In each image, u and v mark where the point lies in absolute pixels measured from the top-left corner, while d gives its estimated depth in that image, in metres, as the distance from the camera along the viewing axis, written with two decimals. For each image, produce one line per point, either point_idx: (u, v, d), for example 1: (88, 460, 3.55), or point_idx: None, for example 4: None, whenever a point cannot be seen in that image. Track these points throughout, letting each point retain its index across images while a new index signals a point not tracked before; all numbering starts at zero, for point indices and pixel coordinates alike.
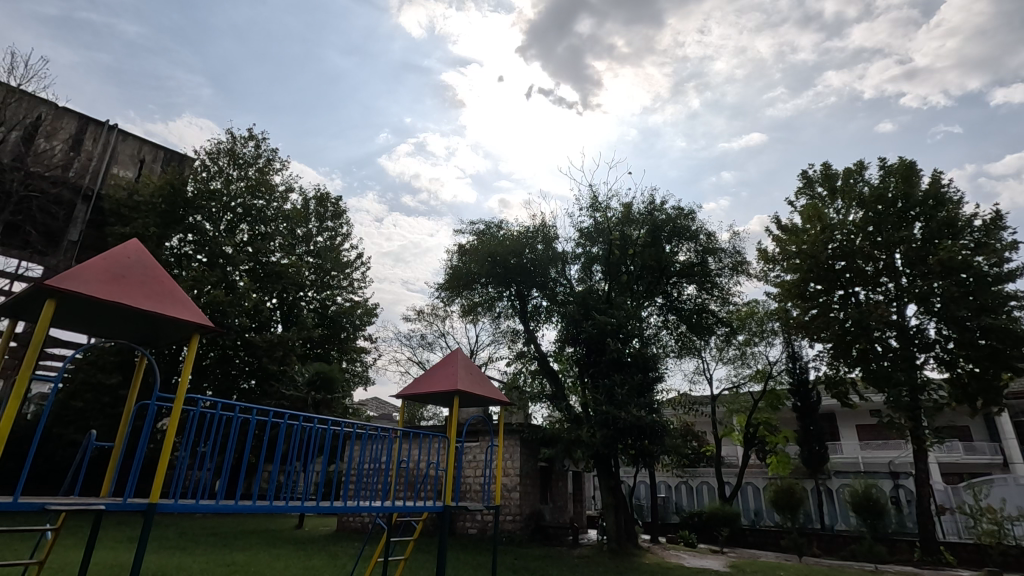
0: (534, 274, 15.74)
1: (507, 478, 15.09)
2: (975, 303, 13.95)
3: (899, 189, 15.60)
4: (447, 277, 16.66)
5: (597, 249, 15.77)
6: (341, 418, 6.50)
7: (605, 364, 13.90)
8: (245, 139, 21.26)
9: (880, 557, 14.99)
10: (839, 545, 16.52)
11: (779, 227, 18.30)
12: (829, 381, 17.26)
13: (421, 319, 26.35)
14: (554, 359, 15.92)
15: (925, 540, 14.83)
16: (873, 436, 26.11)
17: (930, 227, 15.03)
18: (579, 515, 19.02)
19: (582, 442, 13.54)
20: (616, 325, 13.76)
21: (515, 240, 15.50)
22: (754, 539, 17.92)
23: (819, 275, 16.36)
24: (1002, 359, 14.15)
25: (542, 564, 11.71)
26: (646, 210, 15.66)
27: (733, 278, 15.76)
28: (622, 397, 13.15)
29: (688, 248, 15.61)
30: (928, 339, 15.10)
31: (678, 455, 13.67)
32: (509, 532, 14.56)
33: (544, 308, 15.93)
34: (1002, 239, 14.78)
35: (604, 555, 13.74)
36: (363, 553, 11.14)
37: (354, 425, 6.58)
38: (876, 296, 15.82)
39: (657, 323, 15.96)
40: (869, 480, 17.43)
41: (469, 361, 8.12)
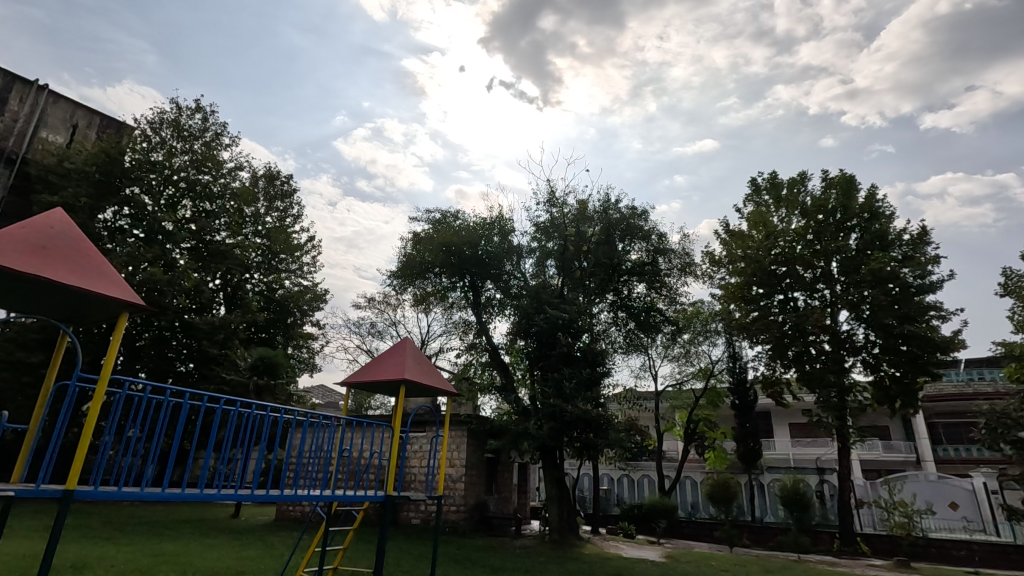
0: (488, 266, 15.71)
1: (453, 469, 15.12)
2: (901, 311, 15.01)
3: (838, 201, 16.43)
4: (400, 265, 16.43)
5: (552, 244, 15.93)
6: (284, 405, 6.25)
7: (554, 358, 14.02)
8: (191, 110, 20.29)
9: (804, 547, 15.87)
10: (768, 537, 17.39)
11: (726, 231, 19.00)
12: (766, 381, 18.08)
13: (372, 307, 25.85)
14: (505, 351, 15.97)
15: (845, 532, 15.83)
16: (804, 434, 27.59)
17: (865, 238, 15.97)
18: (523, 506, 19.25)
19: (529, 435, 13.74)
20: (568, 320, 13.98)
21: (470, 231, 15.45)
22: (691, 530, 18.71)
23: (762, 279, 17.07)
24: (921, 364, 15.23)
25: (486, 554, 11.78)
26: (600, 208, 15.95)
27: (681, 278, 16.28)
28: (569, 391, 13.36)
29: (640, 247, 15.93)
30: (857, 343, 16.01)
31: (622, 449, 13.94)
32: (453, 522, 14.61)
33: (498, 300, 15.93)
34: (927, 253, 15.90)
35: (546, 545, 13.96)
36: (301, 542, 10.92)
37: (297, 412, 6.34)
38: (813, 301, 16.64)
39: (607, 319, 16.31)
40: (798, 476, 18.43)
41: (419, 350, 8.03)
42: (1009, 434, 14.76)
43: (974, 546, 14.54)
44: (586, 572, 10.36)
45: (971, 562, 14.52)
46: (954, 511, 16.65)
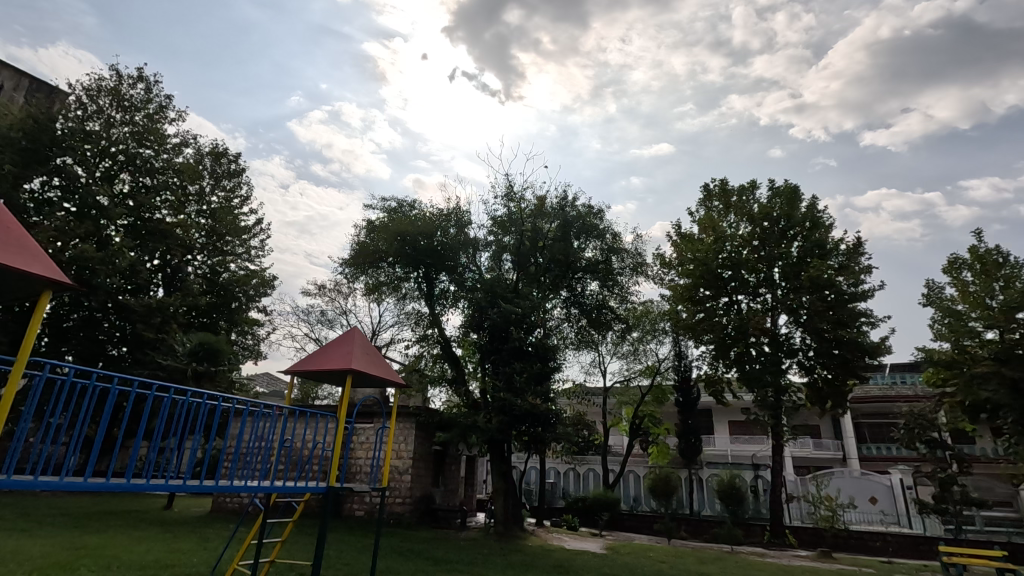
0: (443, 258, 15.57)
1: (399, 461, 14.98)
2: (834, 317, 15.86)
3: (783, 210, 17.16)
4: (353, 253, 16.08)
5: (509, 239, 15.98)
6: (225, 393, 6.00)
7: (505, 352, 14.08)
8: (133, 79, 19.15)
9: (737, 539, 16.61)
10: (703, 529, 18.10)
11: (678, 234, 19.53)
12: (708, 379, 18.77)
13: (322, 294, 25.21)
14: (457, 343, 15.91)
15: (774, 524, 16.64)
16: (742, 431, 28.82)
17: (806, 245, 16.79)
18: (469, 498, 19.29)
19: (477, 428, 13.79)
20: (521, 314, 14.01)
21: (426, 221, 15.29)
22: (631, 523, 19.22)
23: (709, 281, 17.68)
24: (850, 368, 16.17)
25: (430, 546, 11.74)
26: (558, 205, 16.10)
27: (632, 277, 16.66)
28: (520, 385, 13.44)
29: (594, 245, 16.15)
30: (793, 346, 16.81)
31: (569, 443, 14.14)
32: (397, 514, 14.50)
33: (452, 292, 15.84)
34: (860, 263, 16.86)
35: (490, 537, 14.04)
36: (236, 535, 10.58)
37: (239, 400, 6.08)
38: (755, 305, 17.35)
39: (560, 315, 16.49)
40: (735, 471, 19.28)
41: (367, 340, 7.89)
42: (924, 434, 15.90)
43: (889, 538, 15.64)
44: (528, 563, 10.50)
45: (885, 552, 15.68)
46: (873, 505, 17.85)
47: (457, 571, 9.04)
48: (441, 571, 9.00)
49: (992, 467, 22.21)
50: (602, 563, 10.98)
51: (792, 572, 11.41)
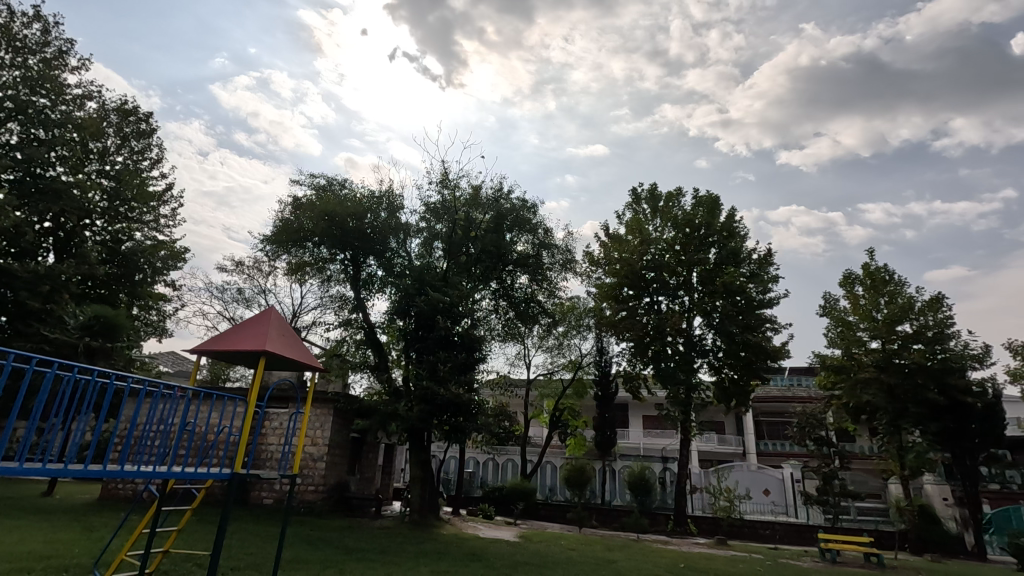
0: (372, 242, 15.15)
1: (314, 447, 14.52)
2: (742, 321, 17.03)
3: (704, 218, 18.13)
4: (275, 229, 15.29)
5: (441, 227, 15.82)
6: (126, 371, 5.48)
7: (430, 341, 13.92)
8: (28, 18, 17.12)
9: (643, 527, 17.48)
10: (613, 518, 18.89)
11: (607, 234, 20.11)
12: (626, 375, 19.56)
13: (240, 271, 23.81)
14: (382, 330, 15.59)
15: (678, 514, 17.45)
16: (654, 426, 30.28)
17: (723, 253, 17.84)
18: (385, 487, 19.00)
19: (398, 416, 13.61)
20: (449, 304, 13.91)
21: (356, 203, 14.79)
22: (545, 512, 19.74)
23: (633, 281, 18.42)
24: (753, 369, 17.42)
25: (342, 535, 11.45)
26: (492, 197, 16.11)
27: (561, 273, 17.02)
28: (443, 374, 13.36)
29: (526, 239, 16.31)
30: (705, 347, 17.80)
31: (489, 434, 14.26)
32: (308, 503, 14.05)
33: (379, 278, 15.46)
34: (769, 273, 18.13)
35: (405, 526, 13.94)
36: (126, 524, 9.85)
37: (144, 379, 5.57)
38: (674, 306, 18.20)
39: (488, 307, 16.56)
40: (645, 464, 20.21)
41: (284, 321, 7.55)
42: (814, 432, 17.36)
43: (777, 526, 17.09)
44: (441, 551, 10.51)
45: (773, 539, 17.14)
46: (765, 496, 19.50)
47: (366, 560, 8.88)
48: (351, 560, 8.84)
49: (867, 462, 24.69)
50: (514, 551, 11.19)
51: (690, 558, 12.15)
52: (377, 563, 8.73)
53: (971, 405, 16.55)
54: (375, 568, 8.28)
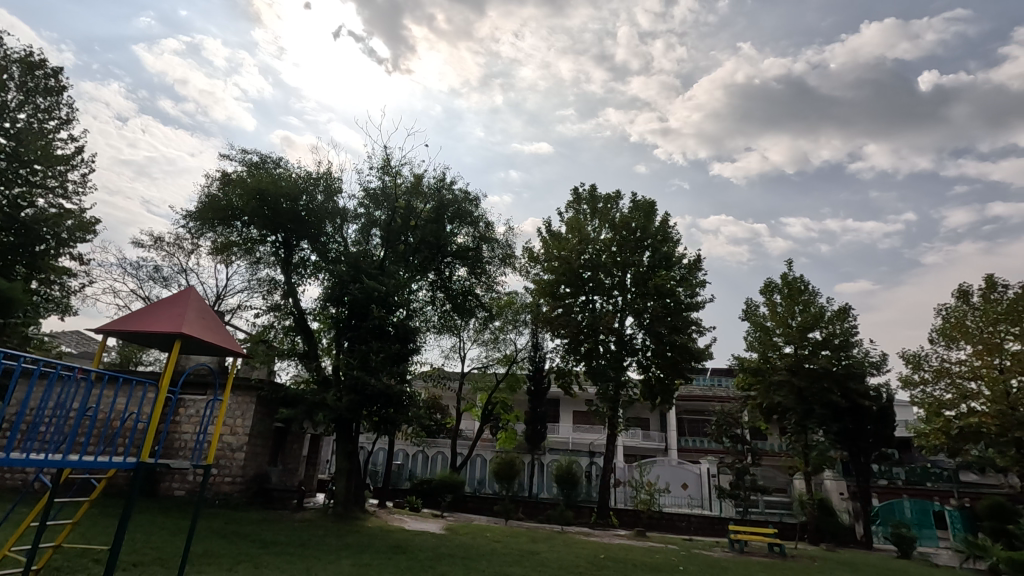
0: (307, 224, 14.60)
1: (233, 437, 13.89)
2: (671, 323, 17.77)
3: (640, 221, 18.73)
4: (200, 205, 14.43)
5: (380, 214, 15.46)
6: (22, 351, 4.95)
7: (363, 330, 13.58)
8: None
9: (567, 520, 17.92)
10: (539, 510, 19.26)
11: (547, 231, 20.37)
12: (559, 371, 19.93)
13: (158, 248, 22.27)
14: (313, 317, 15.08)
15: (601, 506, 18.11)
16: (584, 421, 31.08)
17: (656, 256, 18.54)
18: (309, 479, 18.43)
19: (326, 406, 13.25)
20: (385, 293, 13.60)
21: (291, 183, 14.16)
22: (473, 505, 19.81)
23: (570, 279, 18.77)
24: (678, 369, 18.20)
25: (259, 528, 11.01)
26: (434, 187, 15.92)
27: (500, 267, 17.08)
28: (375, 364, 13.06)
29: (467, 232, 16.24)
30: (635, 346, 18.41)
31: (419, 426, 14.11)
32: (224, 495, 13.44)
33: (312, 263, 14.92)
34: (697, 278, 19.01)
35: (328, 518, 13.57)
36: (12, 518, 9.00)
37: (43, 360, 5.06)
38: (608, 305, 18.68)
39: (425, 298, 16.38)
40: (573, 458, 20.69)
41: (204, 303, 7.13)
42: (730, 430, 18.39)
43: (692, 519, 18.12)
44: (364, 544, 10.33)
45: (688, 530, 18.12)
46: (683, 490, 20.35)
47: (282, 554, 8.55)
48: (267, 553, 8.52)
49: (776, 459, 26.48)
50: (439, 543, 11.16)
51: (610, 548, 12.59)
52: (295, 557, 8.46)
53: (867, 407, 18.14)
54: (293, 562, 8.02)
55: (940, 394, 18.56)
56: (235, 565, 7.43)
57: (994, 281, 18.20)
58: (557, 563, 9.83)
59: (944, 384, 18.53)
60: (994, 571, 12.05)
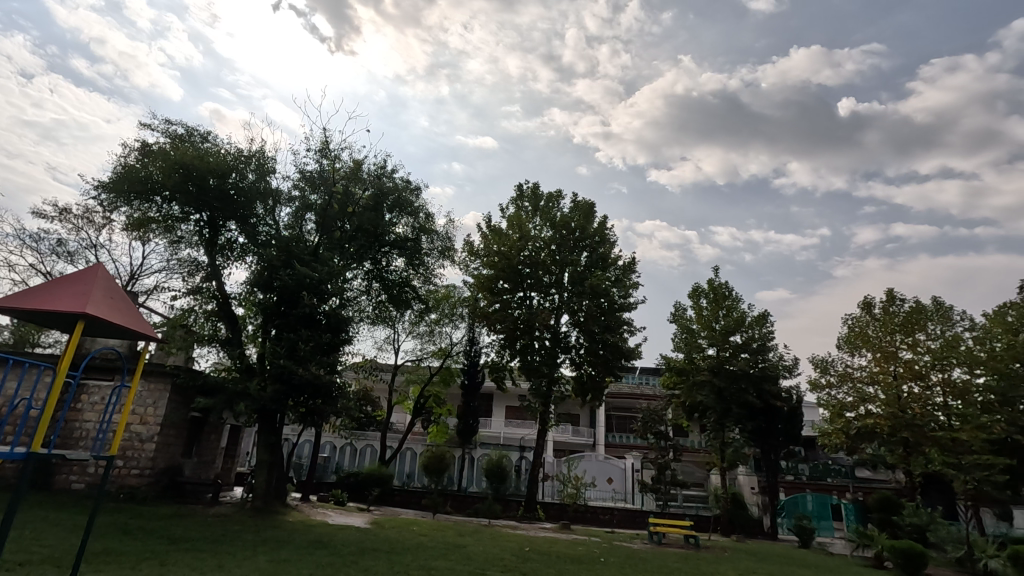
0: (236, 204, 13.84)
1: (143, 427, 13.01)
2: (604, 322, 18.26)
3: (579, 221, 19.11)
4: (115, 176, 13.35)
5: (316, 198, 14.92)
6: None
7: (292, 317, 13.03)
8: None
9: (495, 513, 18.06)
10: (467, 504, 19.26)
11: (488, 226, 20.39)
12: (493, 366, 20.00)
13: (65, 220, 20.42)
14: (238, 302, 14.36)
15: (529, 500, 18.35)
16: (516, 416, 31.41)
17: (593, 256, 18.98)
18: (227, 472, 17.54)
19: (248, 396, 12.64)
20: (317, 280, 13.08)
21: (219, 159, 13.36)
22: (400, 499, 19.50)
23: (508, 275, 18.89)
24: (610, 367, 18.72)
25: (169, 523, 10.36)
26: (374, 174, 15.55)
27: (439, 260, 16.93)
28: (303, 353, 12.55)
29: (406, 221, 15.96)
30: (569, 343, 18.75)
31: (348, 418, 13.73)
32: (131, 489, 12.59)
33: (240, 245, 14.18)
34: (631, 279, 19.64)
35: (245, 513, 12.97)
36: None
37: None
38: (545, 302, 18.93)
39: (360, 287, 15.96)
40: (503, 453, 20.88)
41: (114, 281, 6.61)
42: (654, 427, 19.13)
43: (615, 512, 18.78)
44: (284, 539, 9.96)
45: (610, 523, 18.77)
46: (608, 484, 21.02)
47: (193, 551, 8.10)
48: (176, 550, 8.04)
49: (695, 455, 27.86)
50: (363, 538, 10.91)
51: (536, 541, 12.76)
52: (207, 553, 8.03)
53: (779, 407, 19.43)
54: (204, 559, 7.60)
55: (842, 396, 20.16)
56: (139, 564, 6.94)
57: (893, 295, 19.96)
58: (482, 555, 9.87)
59: (847, 388, 20.14)
60: (879, 558, 13.27)
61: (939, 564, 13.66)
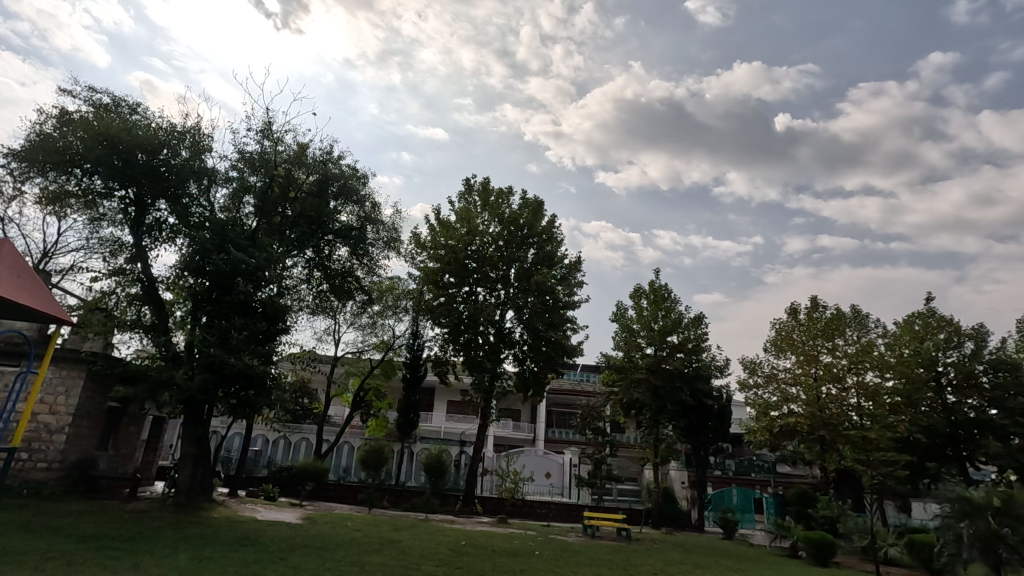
0: (166, 182, 13.01)
1: (52, 417, 12.06)
2: (548, 319, 18.48)
3: (528, 218, 19.24)
4: (29, 144, 12.27)
5: (255, 180, 14.26)
6: None
7: (225, 304, 12.42)
8: None
9: (432, 508, 17.95)
10: (405, 499, 19.05)
11: (436, 219, 20.18)
12: (436, 360, 19.85)
13: None
14: (166, 286, 13.56)
15: (467, 494, 18.34)
16: (457, 411, 31.35)
17: (540, 254, 19.15)
18: (147, 466, 16.54)
19: (173, 385, 11.97)
20: (253, 266, 12.51)
21: (150, 133, 12.54)
22: (335, 493, 19.01)
23: (455, 269, 18.79)
24: (552, 363, 18.99)
25: (79, 521, 9.67)
26: (319, 159, 15.06)
27: (384, 250, 16.63)
28: (236, 342, 11.97)
29: (351, 210, 15.55)
30: (513, 339, 18.86)
31: (282, 410, 13.23)
32: (36, 483, 11.66)
33: (170, 226, 13.38)
34: (576, 279, 19.97)
35: (166, 508, 12.29)
36: None
37: None
38: (490, 298, 18.94)
39: (300, 276, 15.45)
40: (443, 447, 20.77)
41: (21, 259, 6.11)
42: (592, 423, 19.55)
43: (551, 506, 19.11)
44: (208, 536, 9.51)
45: (546, 517, 19.08)
46: (546, 479, 21.39)
47: (105, 549, 7.61)
48: (85, 549, 7.53)
49: (630, 450, 28.75)
50: (294, 534, 10.59)
51: (471, 535, 12.79)
52: (121, 552, 7.56)
53: (709, 406, 20.33)
54: (118, 558, 7.16)
55: (768, 396, 21.32)
56: (42, 564, 6.47)
57: (817, 302, 21.30)
58: (417, 550, 9.81)
59: (772, 388, 21.33)
60: (794, 548, 14.17)
61: (846, 553, 14.75)
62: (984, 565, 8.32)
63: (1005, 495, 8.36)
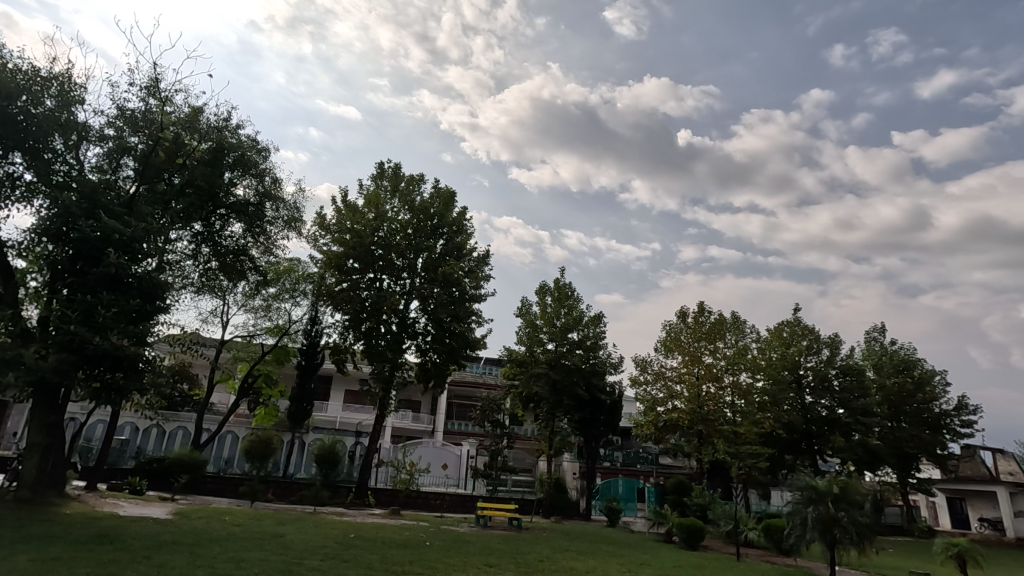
0: (24, 133, 11.32)
1: None
2: (454, 311, 18.43)
3: (438, 209, 19.02)
4: None
5: (136, 141, 12.82)
6: None
7: (91, 277, 11.07)
8: None
9: (321, 500, 17.32)
10: (292, 491, 18.18)
11: (343, 200, 19.34)
12: (335, 347, 19.07)
13: None
14: (18, 252, 11.83)
15: (359, 486, 17.85)
16: (355, 401, 30.41)
17: (449, 245, 19.03)
18: None
19: (21, 365, 10.51)
20: (129, 236, 11.27)
21: (5, 75, 10.85)
22: (213, 486, 17.66)
23: (360, 254, 18.15)
24: (455, 355, 18.94)
25: None
26: (213, 125, 13.86)
27: (283, 230, 15.73)
28: (102, 320, 10.72)
29: (248, 183, 14.50)
30: (416, 330, 18.58)
31: (155, 396, 12.07)
32: None
33: (26, 183, 11.68)
34: (484, 272, 20.06)
35: (4, 505, 10.76)
36: None
37: None
38: (395, 286, 18.49)
39: (185, 251, 14.15)
40: (337, 437, 20.06)
41: None
42: (491, 415, 19.84)
43: (445, 497, 19.16)
44: (54, 534, 8.49)
45: (440, 508, 19.08)
46: (442, 470, 21.41)
47: None
48: None
49: (527, 442, 29.47)
50: (162, 530, 9.75)
51: (360, 528, 12.48)
52: None
53: (602, 400, 21.32)
54: None
55: (656, 393, 22.75)
56: None
57: (703, 307, 23.02)
58: (300, 544, 9.40)
59: (660, 385, 22.81)
60: (668, 533, 15.33)
61: (714, 537, 16.17)
62: (822, 544, 9.53)
63: (843, 484, 9.58)
